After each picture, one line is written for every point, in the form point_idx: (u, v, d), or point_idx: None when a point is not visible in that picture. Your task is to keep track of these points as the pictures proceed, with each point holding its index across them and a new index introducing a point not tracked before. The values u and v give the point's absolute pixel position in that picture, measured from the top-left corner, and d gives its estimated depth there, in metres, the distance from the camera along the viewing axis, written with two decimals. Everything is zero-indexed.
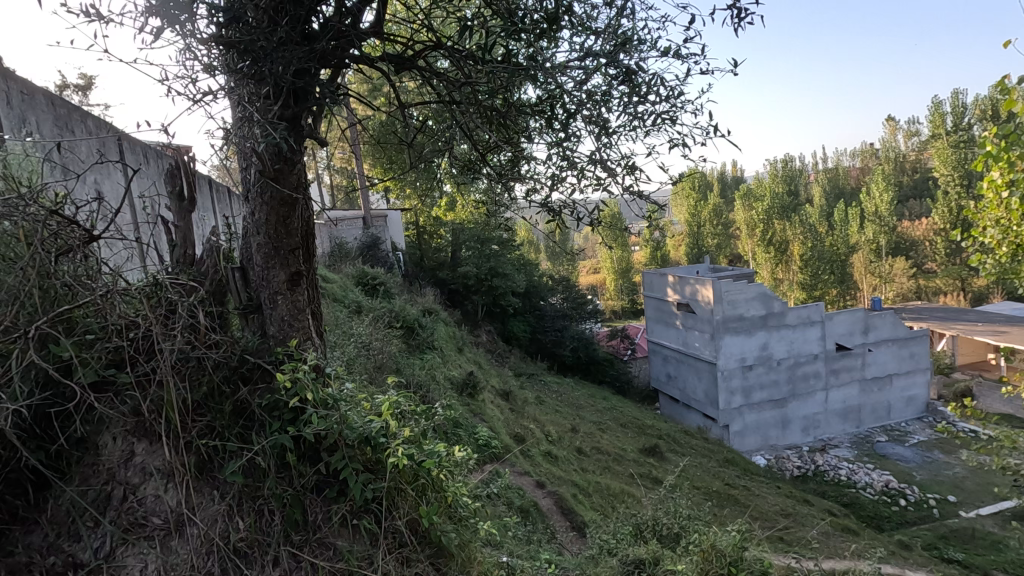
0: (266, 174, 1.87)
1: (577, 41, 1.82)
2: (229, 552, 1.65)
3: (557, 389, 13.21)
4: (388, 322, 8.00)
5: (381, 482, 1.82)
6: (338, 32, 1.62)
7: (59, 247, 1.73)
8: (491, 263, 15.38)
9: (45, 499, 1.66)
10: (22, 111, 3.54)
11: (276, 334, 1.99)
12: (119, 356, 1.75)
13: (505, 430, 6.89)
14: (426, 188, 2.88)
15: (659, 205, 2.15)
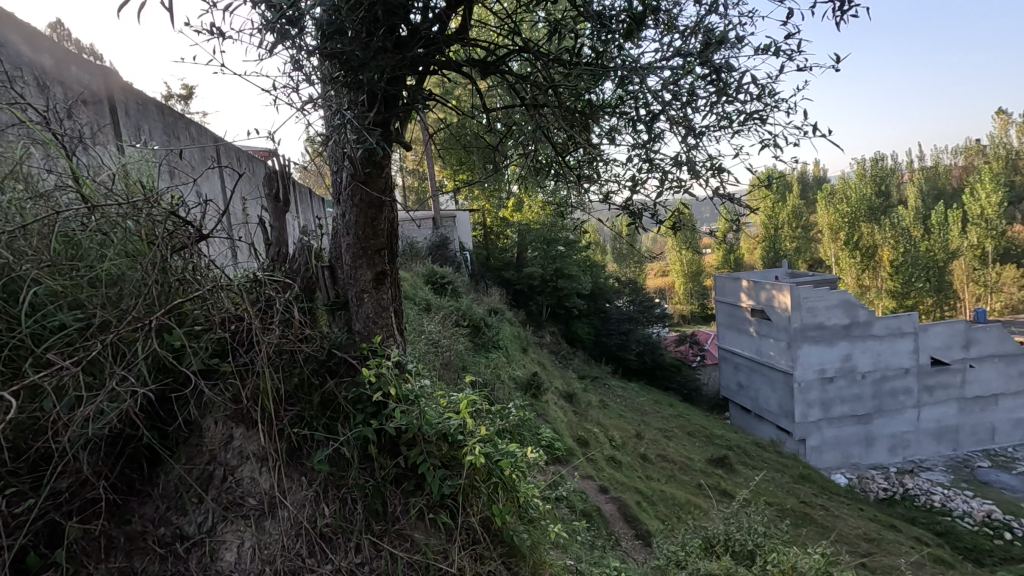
0: (357, 178, 1.97)
1: (665, 41, 1.77)
2: (317, 536, 1.73)
3: (621, 393, 12.97)
4: (456, 320, 8.16)
5: (458, 478, 1.86)
6: (427, 40, 1.64)
7: (174, 245, 1.89)
8: (556, 264, 15.34)
9: (157, 474, 1.82)
10: (137, 121, 3.92)
11: (361, 330, 2.12)
12: (223, 346, 1.89)
13: (569, 432, 6.84)
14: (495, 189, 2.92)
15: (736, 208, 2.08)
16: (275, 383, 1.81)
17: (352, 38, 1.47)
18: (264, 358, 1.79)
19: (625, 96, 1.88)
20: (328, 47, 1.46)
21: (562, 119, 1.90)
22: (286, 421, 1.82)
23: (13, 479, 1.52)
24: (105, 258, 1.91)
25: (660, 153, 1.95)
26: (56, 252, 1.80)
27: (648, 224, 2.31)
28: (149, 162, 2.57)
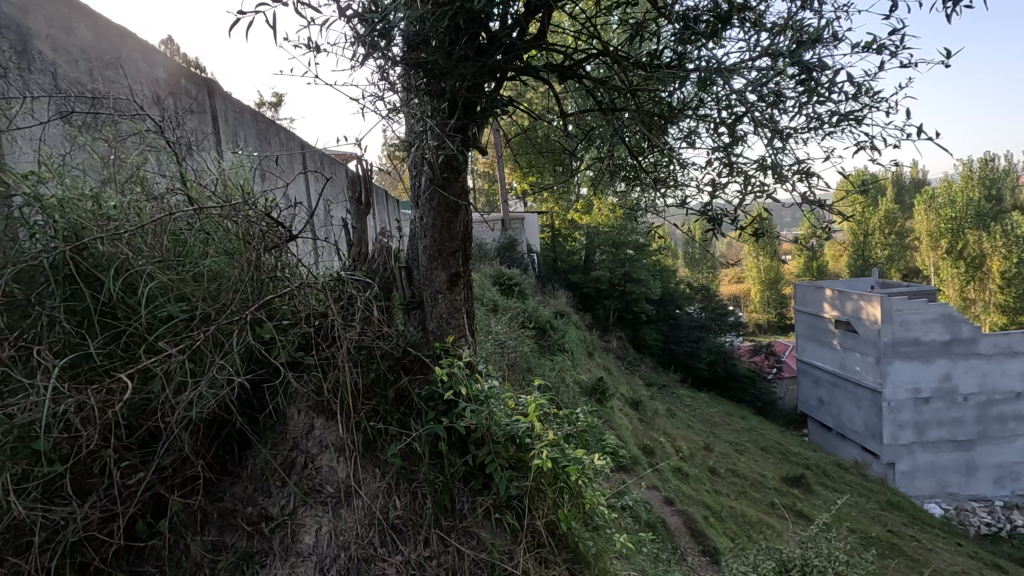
0: (435, 183, 2.03)
1: (752, 40, 1.70)
2: (388, 527, 1.80)
3: (690, 402, 12.53)
4: (522, 322, 8.21)
5: (525, 480, 1.88)
6: (507, 46, 1.66)
7: (267, 245, 2.03)
8: (625, 268, 15.10)
9: (247, 457, 1.96)
10: (234, 127, 4.24)
11: (435, 330, 2.19)
12: (308, 340, 2.01)
13: (634, 440, 6.68)
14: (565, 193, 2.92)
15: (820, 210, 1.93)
16: (354, 378, 1.90)
17: (436, 47, 1.52)
18: (344, 353, 1.89)
19: (707, 99, 1.82)
20: (413, 57, 1.52)
21: (640, 122, 1.87)
22: (362, 414, 1.90)
23: (126, 454, 1.69)
24: (207, 255, 2.09)
25: (744, 156, 1.86)
26: (166, 249, 1.99)
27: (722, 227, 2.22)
28: (245, 166, 2.77)
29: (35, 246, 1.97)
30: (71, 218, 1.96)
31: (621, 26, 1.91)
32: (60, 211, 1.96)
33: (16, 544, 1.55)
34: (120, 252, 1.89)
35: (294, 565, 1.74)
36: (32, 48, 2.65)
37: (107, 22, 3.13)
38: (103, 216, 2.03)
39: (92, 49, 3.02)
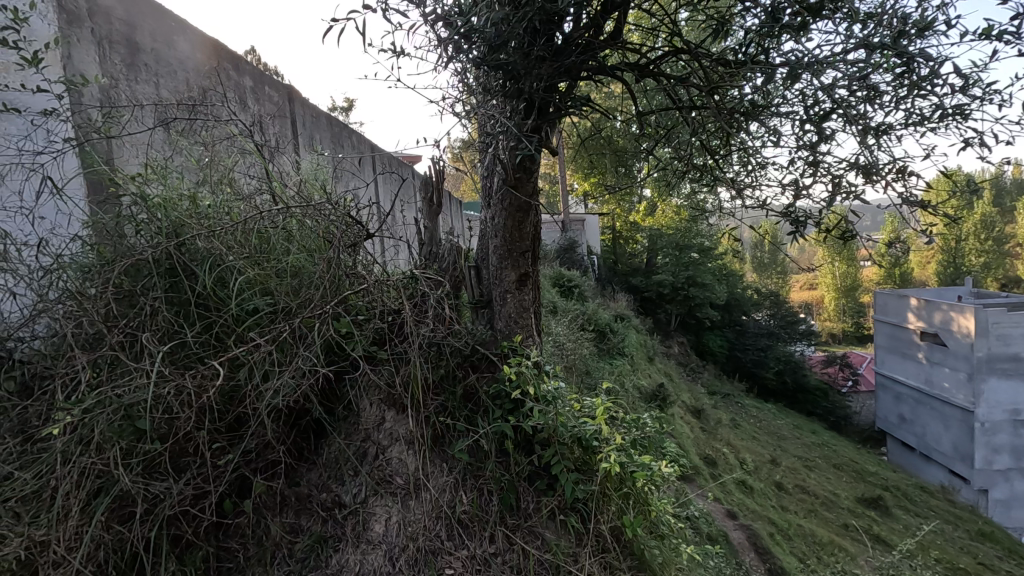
0: (507, 183, 2.05)
1: (847, 32, 1.59)
2: (455, 521, 1.84)
3: (756, 413, 11.98)
4: (582, 324, 8.14)
5: (591, 483, 1.86)
6: (584, 46, 1.65)
7: (345, 243, 2.13)
8: (689, 271, 14.64)
9: (322, 446, 2.05)
10: (311, 130, 4.46)
11: (503, 328, 2.23)
12: (381, 336, 2.08)
13: (695, 449, 6.46)
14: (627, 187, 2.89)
15: (902, 213, 1.78)
16: (424, 373, 1.95)
17: (515, 48, 1.51)
18: (416, 349, 1.94)
19: (794, 95, 1.72)
20: (491, 60, 1.53)
21: (720, 119, 1.80)
22: (432, 409, 1.95)
23: (216, 437, 1.80)
24: (289, 252, 2.21)
25: (833, 155, 1.74)
26: (253, 246, 2.11)
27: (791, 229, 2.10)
28: (323, 167, 2.92)
29: (141, 241, 2.15)
30: (171, 217, 2.12)
31: (704, 19, 1.83)
32: (162, 210, 2.13)
33: (120, 514, 1.68)
34: (213, 248, 2.03)
35: (365, 552, 1.80)
36: (138, 61, 2.89)
37: (201, 33, 3.37)
38: (199, 214, 2.19)
39: (189, 60, 3.26)
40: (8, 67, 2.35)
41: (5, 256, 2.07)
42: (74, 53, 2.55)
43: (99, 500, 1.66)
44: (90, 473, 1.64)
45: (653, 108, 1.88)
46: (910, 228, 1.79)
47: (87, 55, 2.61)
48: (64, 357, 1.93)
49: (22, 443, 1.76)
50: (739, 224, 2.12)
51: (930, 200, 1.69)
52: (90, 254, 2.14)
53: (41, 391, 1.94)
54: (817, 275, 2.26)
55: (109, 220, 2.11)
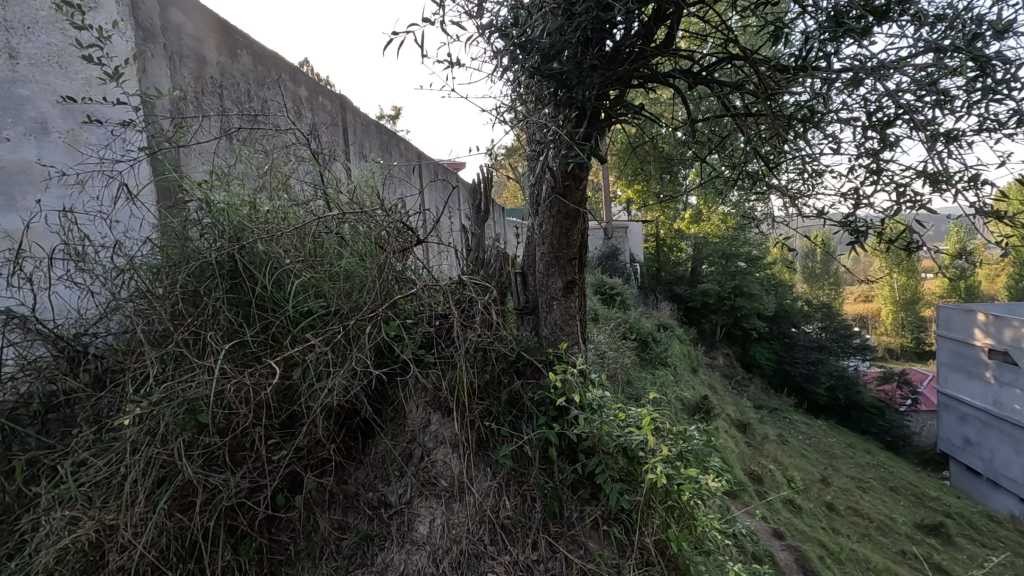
0: (556, 191, 2.08)
1: (915, 34, 1.53)
2: (498, 526, 1.85)
3: (805, 429, 11.51)
4: (623, 332, 8.04)
5: (636, 494, 1.84)
6: (637, 54, 1.64)
7: (396, 249, 2.19)
8: (736, 280, 14.24)
9: (369, 446, 2.10)
10: (361, 138, 4.60)
11: (549, 335, 2.25)
12: (428, 339, 2.13)
13: (740, 465, 6.25)
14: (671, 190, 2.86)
15: (971, 223, 1.69)
16: (470, 377, 1.98)
17: (568, 57, 1.53)
18: (463, 353, 1.97)
19: (855, 100, 1.66)
20: (545, 69, 1.54)
21: (776, 126, 1.75)
22: (477, 413, 1.97)
23: (271, 433, 1.87)
24: (342, 256, 2.29)
25: (897, 162, 1.67)
26: (309, 250, 2.20)
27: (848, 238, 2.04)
28: (373, 174, 3.01)
29: (204, 244, 2.27)
30: (233, 221, 2.23)
31: (759, 23, 1.79)
32: (225, 215, 2.24)
33: (180, 503, 1.77)
34: (272, 252, 2.12)
35: (410, 552, 1.84)
36: (205, 74, 3.06)
37: (262, 47, 3.55)
38: (258, 219, 2.29)
39: (251, 72, 3.43)
40: (91, 82, 2.51)
41: (84, 257, 2.22)
42: (148, 67, 2.72)
43: (162, 489, 1.75)
44: (155, 463, 1.73)
45: (705, 115, 1.85)
46: (979, 238, 1.69)
47: (160, 69, 2.78)
48: (134, 353, 2.06)
49: (95, 433, 1.88)
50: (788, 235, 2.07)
51: (1003, 210, 1.59)
52: (159, 255, 2.27)
53: (112, 384, 2.07)
54: (874, 287, 2.18)
55: (176, 224, 2.24)
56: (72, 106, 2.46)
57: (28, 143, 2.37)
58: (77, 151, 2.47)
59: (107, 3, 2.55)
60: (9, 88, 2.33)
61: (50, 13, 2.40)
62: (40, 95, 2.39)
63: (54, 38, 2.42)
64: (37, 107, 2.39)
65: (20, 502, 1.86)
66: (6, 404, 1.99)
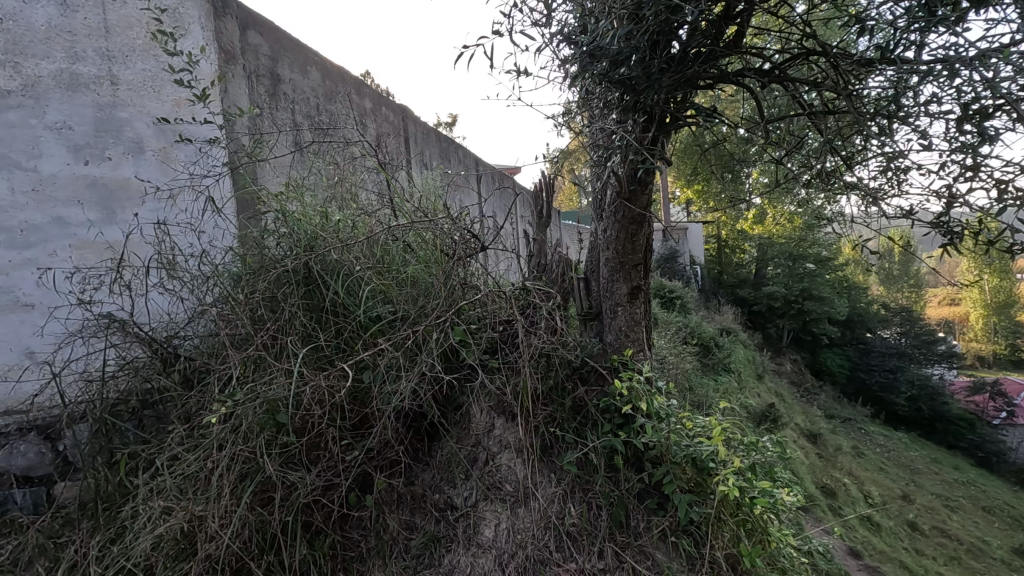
0: (621, 197, 2.07)
1: (1019, 18, 1.41)
2: (563, 532, 1.84)
3: (884, 442, 10.77)
4: (684, 337, 7.82)
5: (706, 506, 1.78)
6: (707, 54, 1.59)
7: (461, 255, 2.23)
8: (804, 283, 13.51)
9: (435, 448, 2.15)
10: (421, 147, 4.72)
11: (613, 341, 2.23)
12: (493, 344, 2.16)
13: (811, 478, 5.92)
14: (737, 191, 2.77)
15: None
16: (534, 383, 1.98)
17: (637, 62, 1.52)
18: (527, 358, 1.98)
19: (946, 92, 1.55)
20: (613, 75, 1.54)
21: (856, 121, 1.65)
22: (541, 418, 1.97)
23: (343, 434, 1.95)
24: (408, 263, 2.36)
25: (997, 158, 1.54)
26: (377, 258, 2.28)
27: (933, 241, 1.91)
28: (436, 182, 3.08)
29: (280, 252, 2.39)
30: (308, 230, 2.34)
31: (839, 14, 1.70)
32: (300, 224, 2.35)
33: (261, 498, 1.86)
34: (344, 260, 2.21)
35: (476, 555, 1.86)
36: (280, 91, 3.24)
37: (329, 63, 3.71)
38: (330, 228, 2.40)
39: (320, 87, 3.60)
40: (180, 103, 2.71)
41: (175, 266, 2.39)
42: (229, 87, 2.91)
43: (244, 484, 1.85)
44: (238, 459, 1.83)
45: (777, 115, 1.78)
46: None
47: (239, 88, 2.97)
48: (219, 355, 2.20)
49: (185, 430, 2.01)
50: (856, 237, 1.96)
51: None
52: (240, 263, 2.41)
53: (199, 384, 2.21)
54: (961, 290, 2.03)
55: (256, 233, 2.37)
56: (164, 126, 2.67)
57: (127, 161, 2.57)
58: (169, 168, 2.68)
59: (194, 29, 2.73)
60: (111, 112, 2.53)
61: (146, 41, 2.61)
62: (137, 117, 2.59)
63: (149, 64, 2.62)
64: (135, 128, 2.59)
65: (121, 491, 2.03)
66: (109, 401, 2.17)
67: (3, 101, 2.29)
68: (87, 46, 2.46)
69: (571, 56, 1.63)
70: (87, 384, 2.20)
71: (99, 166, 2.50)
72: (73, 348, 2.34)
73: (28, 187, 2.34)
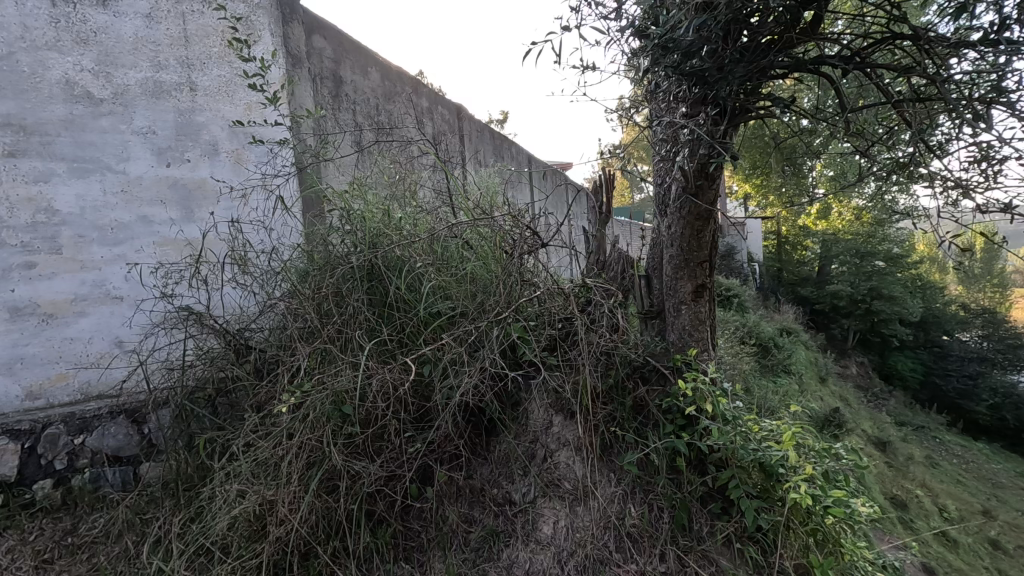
0: (687, 192, 2.01)
1: None
2: (624, 533, 1.82)
3: (960, 452, 10.05)
4: (742, 337, 7.56)
5: (774, 514, 1.71)
6: (783, 41, 1.52)
7: (520, 251, 2.24)
8: (872, 281, 12.73)
9: (493, 443, 2.17)
10: (475, 144, 4.75)
11: (677, 340, 2.19)
12: (551, 341, 2.16)
13: (880, 488, 5.59)
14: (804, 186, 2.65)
15: None
16: (594, 382, 1.96)
17: (708, 53, 1.48)
18: (588, 356, 1.97)
19: None
20: (685, 67, 1.51)
21: (949, 108, 1.54)
22: (601, 417, 1.96)
23: (405, 426, 1.99)
24: (467, 260, 2.38)
25: None
26: (437, 255, 2.32)
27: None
28: (493, 180, 3.10)
29: (344, 249, 2.47)
30: (371, 228, 2.41)
31: None
32: (364, 222, 2.42)
33: (327, 486, 1.92)
34: (406, 256, 2.27)
35: (535, 551, 1.87)
36: (342, 93, 3.35)
37: (389, 63, 3.80)
38: (393, 225, 2.45)
39: (380, 87, 3.69)
40: (251, 106, 2.84)
41: (247, 262, 2.52)
42: (296, 90, 3.03)
43: (312, 472, 1.92)
44: (306, 448, 1.89)
45: (859, 106, 1.69)
46: None
47: (305, 91, 3.09)
48: (287, 347, 2.29)
49: (257, 418, 2.11)
50: (937, 230, 1.77)
51: None
52: (306, 260, 2.51)
53: (270, 375, 2.32)
54: None
55: (321, 231, 2.46)
56: (237, 129, 2.81)
57: (204, 163, 2.72)
58: (241, 169, 2.82)
59: (265, 36, 2.86)
60: (190, 116, 2.68)
61: (221, 48, 2.75)
62: (213, 121, 2.74)
63: (224, 70, 2.76)
64: (211, 131, 2.74)
65: (199, 474, 2.17)
66: (188, 388, 2.30)
67: (96, 109, 2.47)
68: (170, 56, 2.62)
69: (640, 49, 1.60)
70: (169, 372, 2.34)
71: (180, 168, 2.66)
72: (157, 338, 2.51)
73: (117, 188, 2.52)
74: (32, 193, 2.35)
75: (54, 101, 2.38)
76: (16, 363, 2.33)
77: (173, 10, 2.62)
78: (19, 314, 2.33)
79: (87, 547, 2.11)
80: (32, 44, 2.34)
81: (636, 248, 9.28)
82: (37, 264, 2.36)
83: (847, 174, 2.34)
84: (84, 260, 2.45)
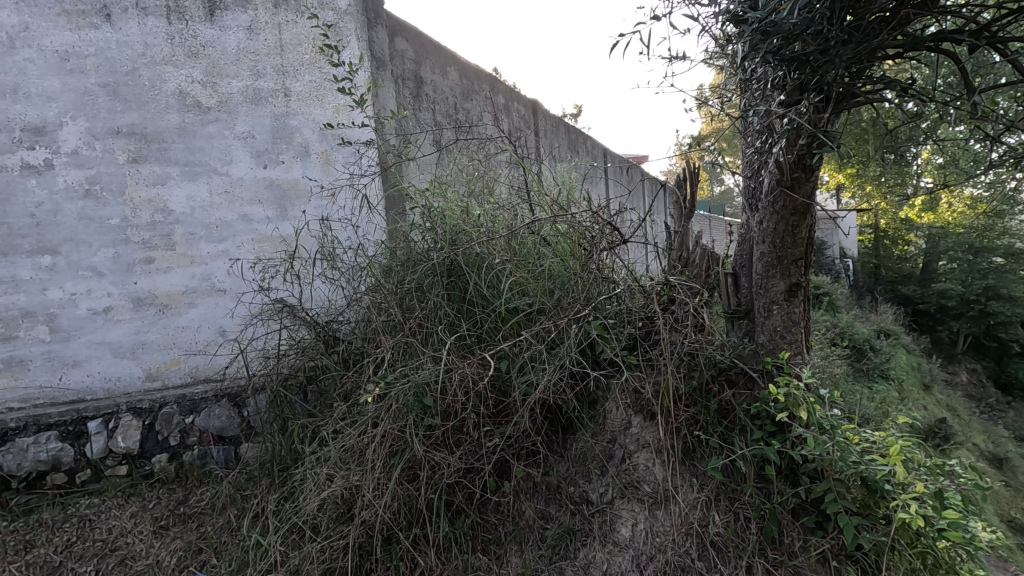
0: (782, 185, 1.89)
1: None
2: (707, 542, 1.75)
3: None
4: (833, 338, 7.05)
5: (878, 534, 1.59)
6: (900, 19, 1.39)
7: (600, 248, 2.20)
8: (989, 280, 11.45)
9: (570, 441, 2.15)
10: (551, 139, 4.74)
11: (766, 343, 2.08)
12: (631, 341, 2.11)
13: (995, 510, 5.04)
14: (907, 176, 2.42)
15: None
16: (676, 383, 1.90)
17: (813, 35, 1.39)
18: (670, 357, 1.90)
19: None
20: (786, 53, 1.43)
21: None
22: (683, 420, 1.90)
23: (484, 420, 2.02)
24: (545, 256, 2.37)
25: None
26: (515, 252, 2.33)
27: None
28: (570, 175, 3.07)
29: (424, 245, 2.54)
30: (450, 226, 2.46)
31: None
32: (444, 220, 2.47)
33: (408, 474, 1.98)
34: (485, 252, 2.29)
35: (613, 553, 1.84)
36: (423, 92, 3.44)
37: (467, 63, 3.86)
38: (471, 223, 2.49)
39: (458, 86, 3.75)
40: (339, 108, 2.97)
41: (335, 258, 2.64)
42: (380, 92, 3.14)
43: (394, 460, 1.99)
44: (389, 437, 1.96)
45: (988, 87, 1.52)
46: None
47: (388, 92, 3.20)
48: (372, 340, 2.38)
49: (345, 406, 2.22)
50: None
51: None
52: (389, 256, 2.60)
53: (356, 365, 2.42)
54: None
55: (403, 228, 2.54)
56: (327, 132, 2.95)
57: (297, 164, 2.88)
58: (330, 170, 2.96)
59: (352, 41, 2.98)
60: (284, 120, 2.85)
61: (313, 55, 2.89)
62: (304, 124, 2.89)
63: (315, 76, 2.90)
64: (303, 135, 2.89)
65: (291, 456, 2.31)
66: (282, 375, 2.45)
67: (204, 116, 2.68)
68: (267, 64, 2.79)
69: (735, 36, 1.51)
70: (266, 360, 2.51)
71: (276, 169, 2.84)
72: (255, 328, 2.70)
73: (222, 189, 2.73)
74: (151, 195, 2.60)
75: (169, 110, 2.62)
76: (138, 348, 2.60)
77: (271, 22, 2.80)
78: (140, 304, 2.60)
79: (197, 517, 2.33)
80: (151, 60, 2.58)
81: (717, 243, 8.90)
82: (155, 260, 2.62)
83: (960, 161, 2.12)
84: (193, 255, 2.68)
